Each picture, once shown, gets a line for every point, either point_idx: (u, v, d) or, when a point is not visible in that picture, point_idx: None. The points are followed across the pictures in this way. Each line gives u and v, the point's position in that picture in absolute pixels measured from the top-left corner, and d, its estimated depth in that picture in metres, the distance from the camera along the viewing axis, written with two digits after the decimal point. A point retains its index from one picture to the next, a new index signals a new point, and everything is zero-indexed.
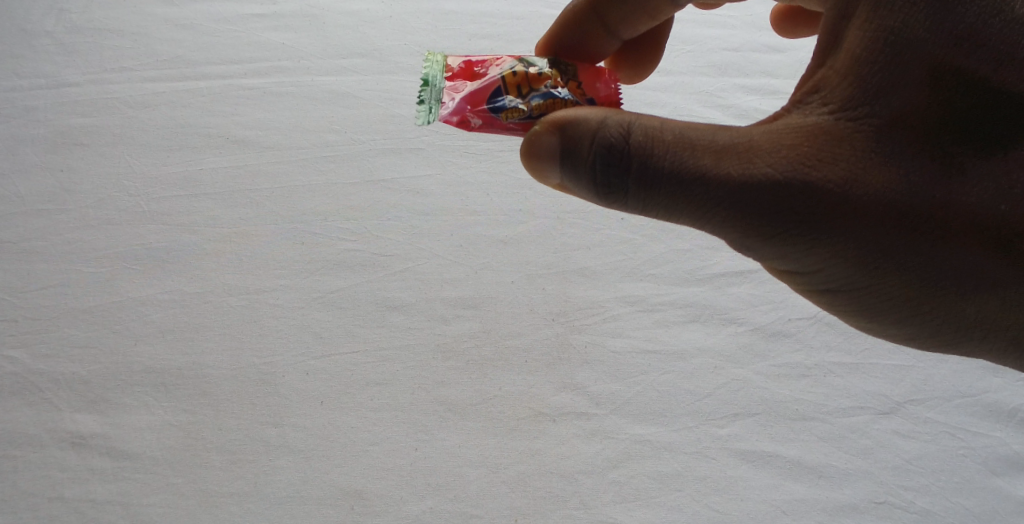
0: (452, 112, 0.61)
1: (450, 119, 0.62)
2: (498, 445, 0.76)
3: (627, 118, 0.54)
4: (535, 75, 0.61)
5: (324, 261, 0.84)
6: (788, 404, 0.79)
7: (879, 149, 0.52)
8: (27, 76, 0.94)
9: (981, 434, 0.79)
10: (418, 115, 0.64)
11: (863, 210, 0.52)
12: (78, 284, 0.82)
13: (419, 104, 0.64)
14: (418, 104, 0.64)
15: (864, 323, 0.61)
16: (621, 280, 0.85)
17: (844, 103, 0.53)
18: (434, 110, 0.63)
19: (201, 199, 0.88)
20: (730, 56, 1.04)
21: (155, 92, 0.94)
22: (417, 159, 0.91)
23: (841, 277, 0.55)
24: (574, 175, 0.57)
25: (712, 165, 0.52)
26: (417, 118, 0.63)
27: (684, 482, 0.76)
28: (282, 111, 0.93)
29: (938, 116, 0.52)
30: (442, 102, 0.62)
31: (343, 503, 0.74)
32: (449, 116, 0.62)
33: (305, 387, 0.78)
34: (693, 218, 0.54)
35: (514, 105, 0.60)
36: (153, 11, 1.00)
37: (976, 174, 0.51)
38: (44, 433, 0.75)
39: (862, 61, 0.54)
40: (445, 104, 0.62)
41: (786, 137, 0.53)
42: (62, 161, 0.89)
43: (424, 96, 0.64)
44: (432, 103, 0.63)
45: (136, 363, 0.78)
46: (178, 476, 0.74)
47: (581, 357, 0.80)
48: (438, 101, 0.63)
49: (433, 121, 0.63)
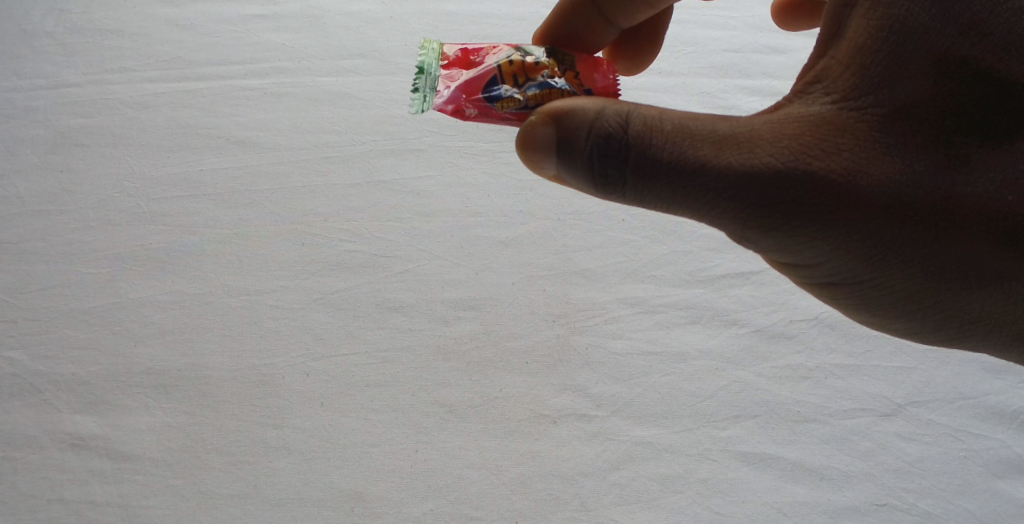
0: (447, 101, 0.61)
1: (445, 108, 0.61)
2: (498, 447, 0.76)
3: (625, 108, 0.53)
4: (532, 65, 0.60)
5: (324, 262, 0.84)
6: (788, 406, 0.79)
7: (883, 139, 0.51)
8: (27, 76, 0.94)
9: (982, 436, 0.78)
10: (412, 103, 0.62)
11: (867, 202, 0.51)
12: (77, 285, 0.82)
13: (413, 92, 0.62)
14: (412, 91, 0.62)
15: (867, 317, 0.61)
16: (621, 281, 0.84)
17: (848, 92, 0.52)
18: (428, 97, 0.62)
19: (201, 200, 0.87)
20: (731, 56, 1.04)
21: (155, 92, 0.94)
22: (417, 160, 0.91)
23: (843, 270, 0.55)
24: (571, 166, 0.56)
25: (711, 157, 0.52)
26: (411, 106, 0.62)
27: (684, 484, 0.75)
28: (282, 113, 0.93)
29: (945, 105, 0.51)
30: (437, 90, 0.62)
31: (343, 505, 0.73)
32: (443, 104, 0.61)
33: (305, 388, 0.78)
34: (693, 210, 0.54)
35: (510, 95, 0.60)
36: (154, 12, 0.99)
37: (983, 165, 0.51)
38: (44, 434, 0.75)
39: (866, 49, 0.52)
40: (439, 93, 0.61)
41: (788, 127, 0.52)
42: (61, 161, 0.89)
43: (419, 84, 0.63)
44: (427, 90, 0.62)
45: (135, 364, 0.78)
46: (178, 477, 0.74)
47: (582, 358, 0.80)
48: (433, 89, 0.62)
49: (427, 110, 0.62)
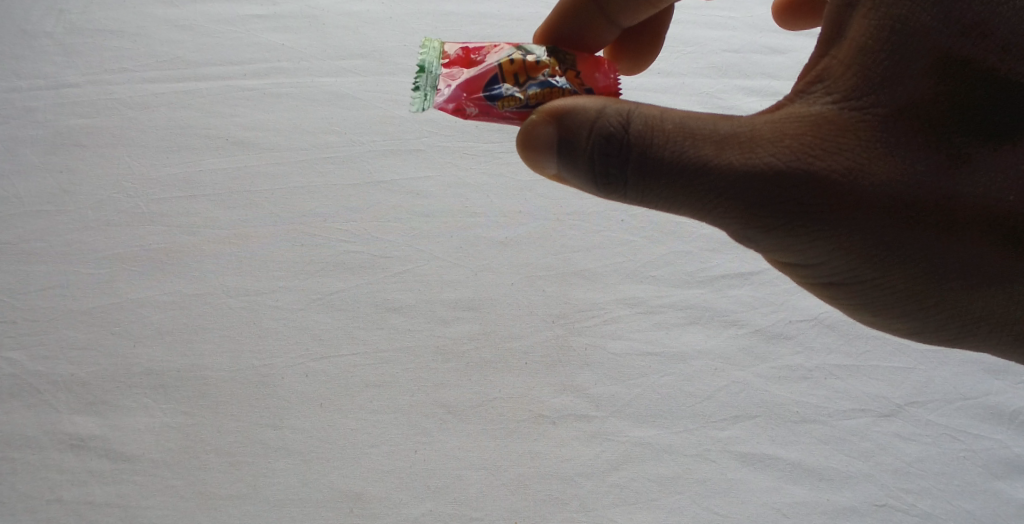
0: (448, 100, 0.61)
1: (447, 107, 0.61)
2: (497, 447, 0.76)
3: (626, 107, 0.53)
4: (533, 64, 0.60)
5: (324, 262, 0.84)
6: (788, 406, 0.79)
7: (884, 139, 0.51)
8: (27, 76, 0.94)
9: (982, 436, 0.78)
10: (413, 101, 0.62)
11: (869, 202, 0.51)
12: (77, 285, 0.82)
13: (414, 90, 0.63)
14: (413, 90, 0.62)
15: (868, 317, 0.61)
16: (621, 281, 0.84)
17: (849, 92, 0.52)
18: (429, 96, 0.62)
19: (201, 200, 0.87)
20: (730, 57, 1.04)
21: (154, 93, 0.94)
22: (417, 160, 0.91)
23: (845, 270, 0.55)
24: (572, 166, 0.56)
25: (713, 156, 0.52)
26: (412, 105, 0.62)
27: (684, 485, 0.75)
28: (282, 114, 0.93)
29: (947, 105, 0.51)
30: (438, 89, 0.62)
31: (343, 505, 0.73)
32: (445, 103, 0.61)
33: (304, 389, 0.78)
34: (694, 210, 0.54)
35: (511, 94, 0.60)
36: (154, 12, 0.99)
37: (986, 164, 0.51)
38: (44, 434, 0.75)
39: (868, 48, 0.52)
40: (440, 92, 0.62)
41: (789, 127, 0.52)
42: (61, 161, 0.89)
43: (420, 82, 0.63)
44: (428, 89, 0.62)
45: (135, 364, 0.78)
46: (177, 478, 0.74)
47: (581, 359, 0.80)
48: (434, 88, 0.63)
49: (428, 108, 0.62)
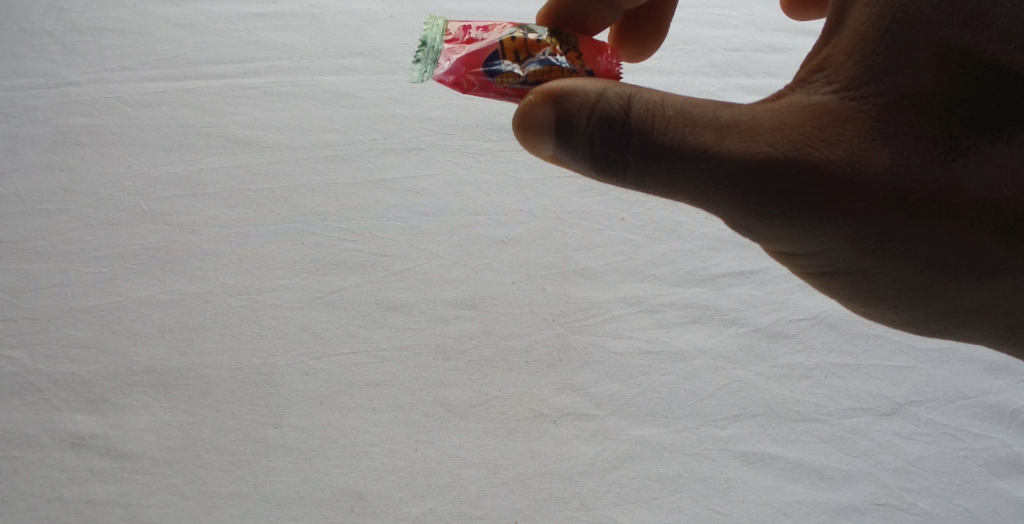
0: (447, 73, 0.61)
1: (445, 79, 0.61)
2: (499, 446, 0.76)
3: (624, 94, 0.53)
4: (535, 42, 0.60)
5: (325, 261, 0.85)
6: (788, 405, 0.79)
7: (884, 130, 0.51)
8: (27, 76, 0.96)
9: (982, 435, 0.78)
10: (413, 73, 0.63)
11: (866, 193, 0.51)
12: (77, 284, 0.83)
13: (414, 63, 0.63)
14: (413, 62, 0.63)
15: (865, 306, 0.61)
16: (623, 280, 0.85)
17: (850, 82, 0.52)
18: (428, 69, 0.62)
19: (201, 200, 0.88)
20: (731, 56, 1.04)
21: (155, 92, 0.96)
22: (417, 159, 0.92)
23: (841, 259, 0.55)
24: (570, 153, 0.56)
25: (711, 145, 0.52)
26: (411, 76, 0.62)
27: (684, 484, 0.75)
28: (282, 112, 0.94)
29: (950, 96, 0.50)
30: (437, 63, 0.62)
31: (344, 504, 0.73)
32: (443, 75, 0.61)
33: (306, 387, 0.77)
34: (692, 197, 0.54)
35: (510, 70, 0.60)
36: (153, 10, 1.02)
37: (985, 149, 0.50)
38: (44, 433, 0.75)
39: (871, 33, 0.51)
40: (440, 65, 0.62)
41: (788, 116, 0.52)
42: (62, 161, 0.91)
43: (420, 56, 0.63)
44: (428, 62, 0.62)
45: (135, 362, 0.78)
46: (179, 477, 0.73)
47: (581, 357, 0.80)
48: (434, 62, 0.63)
49: (426, 80, 0.62)
